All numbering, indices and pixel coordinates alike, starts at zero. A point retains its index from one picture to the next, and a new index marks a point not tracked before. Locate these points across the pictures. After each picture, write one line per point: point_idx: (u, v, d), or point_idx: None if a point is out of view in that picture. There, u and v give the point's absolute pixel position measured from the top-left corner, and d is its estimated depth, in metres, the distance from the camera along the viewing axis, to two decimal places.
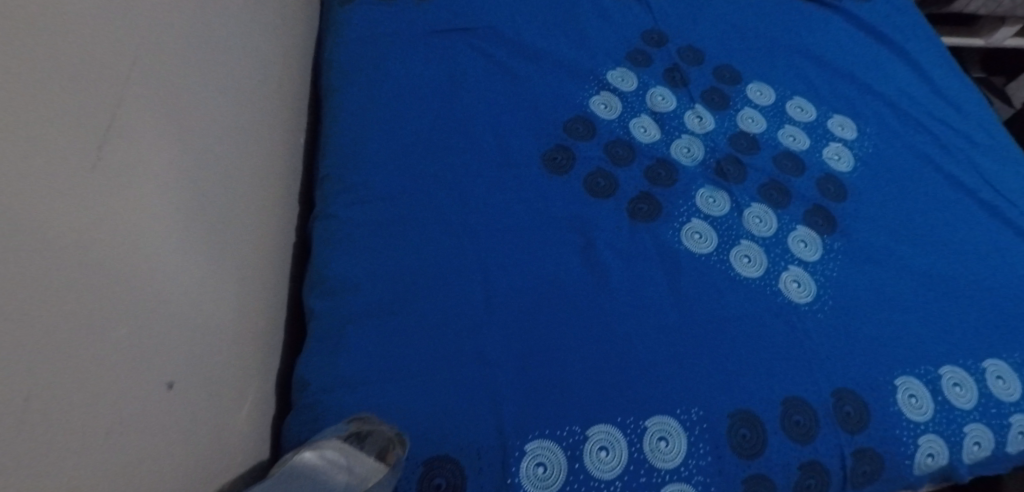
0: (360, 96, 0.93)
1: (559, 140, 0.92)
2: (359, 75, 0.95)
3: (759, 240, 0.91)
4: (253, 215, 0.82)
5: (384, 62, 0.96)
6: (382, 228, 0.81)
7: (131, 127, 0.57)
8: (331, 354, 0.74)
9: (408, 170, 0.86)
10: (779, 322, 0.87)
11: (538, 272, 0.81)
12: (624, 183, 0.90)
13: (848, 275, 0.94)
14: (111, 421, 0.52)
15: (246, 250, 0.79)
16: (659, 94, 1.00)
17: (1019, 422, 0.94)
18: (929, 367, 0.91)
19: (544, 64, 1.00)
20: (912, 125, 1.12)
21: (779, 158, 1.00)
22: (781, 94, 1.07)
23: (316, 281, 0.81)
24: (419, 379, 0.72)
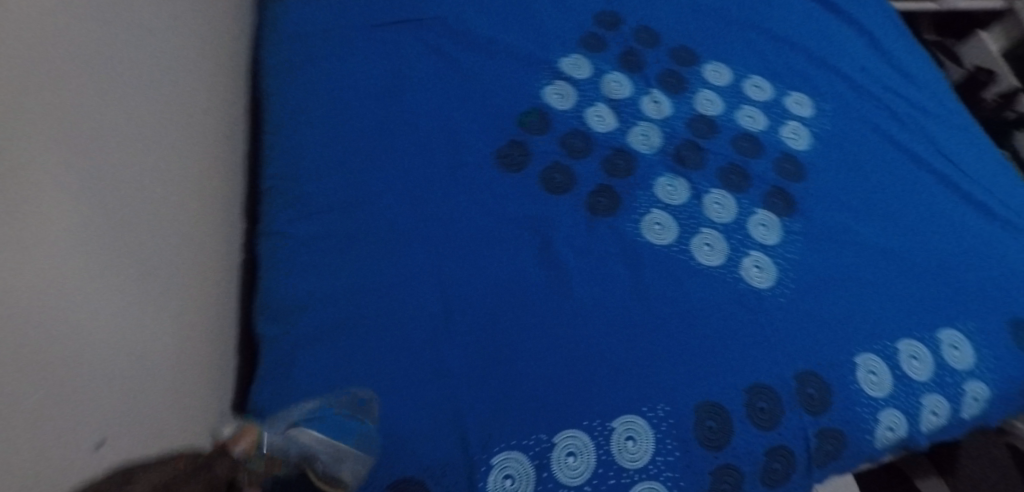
0: (299, 109, 0.90)
1: (513, 135, 0.90)
2: (299, 86, 0.93)
3: (720, 227, 0.91)
4: (188, 241, 0.80)
5: (327, 65, 0.94)
6: (328, 247, 0.79)
7: (36, 169, 0.56)
8: (284, 378, 0.73)
9: (351, 179, 0.83)
10: (742, 309, 0.87)
11: (495, 277, 0.79)
12: (582, 176, 0.89)
13: (806, 257, 0.94)
14: (41, 469, 0.53)
15: (181, 281, 0.77)
16: (614, 80, 0.98)
17: (974, 389, 0.96)
18: (887, 343, 0.92)
19: (494, 54, 0.97)
20: (867, 99, 1.12)
21: (739, 141, 0.99)
22: (738, 73, 1.06)
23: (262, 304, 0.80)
24: (376, 399, 0.71)
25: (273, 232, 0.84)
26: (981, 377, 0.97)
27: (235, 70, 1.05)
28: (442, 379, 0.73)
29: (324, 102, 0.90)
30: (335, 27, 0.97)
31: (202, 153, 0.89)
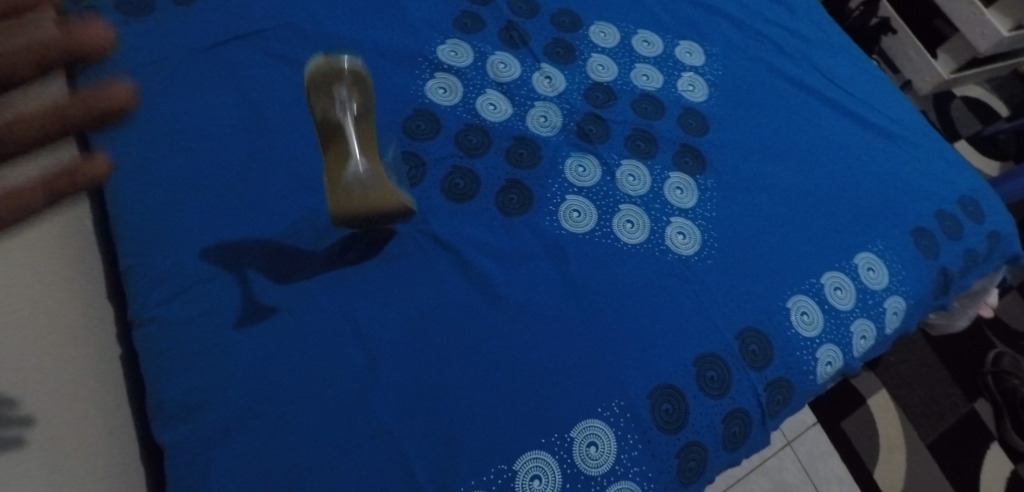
0: (145, 164, 0.80)
1: (402, 145, 0.85)
2: (142, 129, 0.81)
3: (638, 200, 0.88)
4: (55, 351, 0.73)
5: (178, 96, 0.83)
6: (217, 325, 0.73)
7: None
8: (199, 482, 0.68)
9: (231, 242, 0.77)
10: (675, 281, 0.85)
11: (412, 308, 0.77)
12: (485, 176, 0.85)
13: (725, 213, 0.91)
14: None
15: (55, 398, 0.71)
16: (500, 61, 0.94)
17: (894, 305, 0.93)
18: (811, 279, 0.90)
19: (363, 57, 0.90)
20: (750, 36, 1.09)
21: (639, 104, 0.96)
22: (624, 31, 1.02)
23: (153, 405, 0.72)
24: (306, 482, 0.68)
25: (144, 318, 0.74)
26: (900, 291, 0.94)
27: None
28: (381, 435, 0.71)
29: (180, 147, 0.81)
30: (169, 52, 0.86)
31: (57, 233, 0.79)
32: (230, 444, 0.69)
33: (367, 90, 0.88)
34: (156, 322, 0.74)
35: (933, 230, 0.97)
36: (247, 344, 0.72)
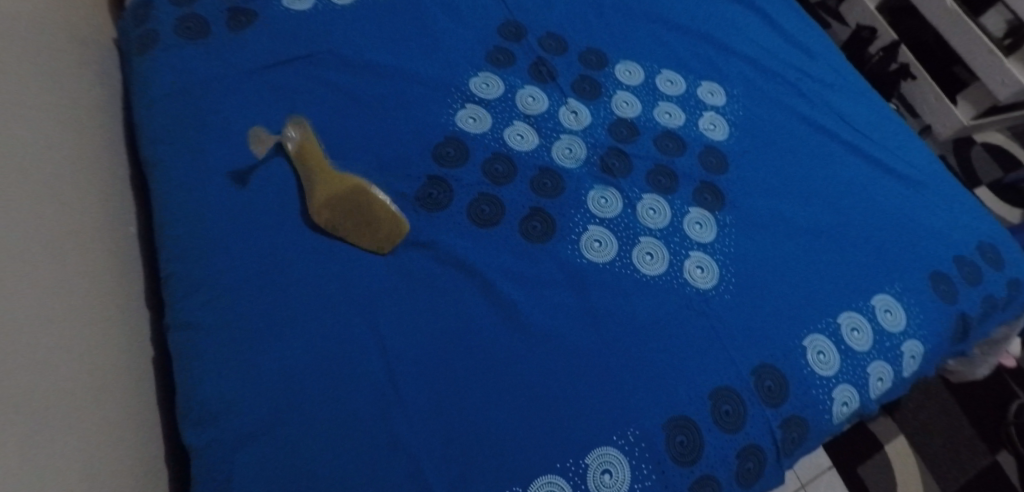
0: (192, 178, 0.85)
1: (432, 171, 0.89)
2: (190, 148, 0.87)
3: (658, 233, 0.90)
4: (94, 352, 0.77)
5: (228, 116, 0.89)
6: (250, 335, 0.76)
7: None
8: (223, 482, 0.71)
9: (266, 256, 0.80)
10: (693, 314, 0.86)
11: (435, 329, 0.79)
12: (510, 204, 0.88)
13: (744, 249, 0.92)
14: None
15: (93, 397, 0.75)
16: (529, 94, 0.98)
17: (912, 349, 0.93)
18: (828, 319, 0.90)
19: (400, 86, 0.95)
20: (771, 79, 1.11)
21: (661, 141, 0.99)
22: (648, 71, 1.06)
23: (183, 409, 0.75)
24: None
25: (182, 323, 0.78)
26: (917, 336, 0.93)
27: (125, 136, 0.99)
28: (399, 449, 0.72)
29: (223, 166, 0.86)
30: (217, 77, 0.92)
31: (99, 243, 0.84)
32: (254, 451, 0.72)
33: (399, 119, 0.92)
34: (193, 327, 0.78)
35: (951, 275, 0.97)
36: (277, 352, 0.75)
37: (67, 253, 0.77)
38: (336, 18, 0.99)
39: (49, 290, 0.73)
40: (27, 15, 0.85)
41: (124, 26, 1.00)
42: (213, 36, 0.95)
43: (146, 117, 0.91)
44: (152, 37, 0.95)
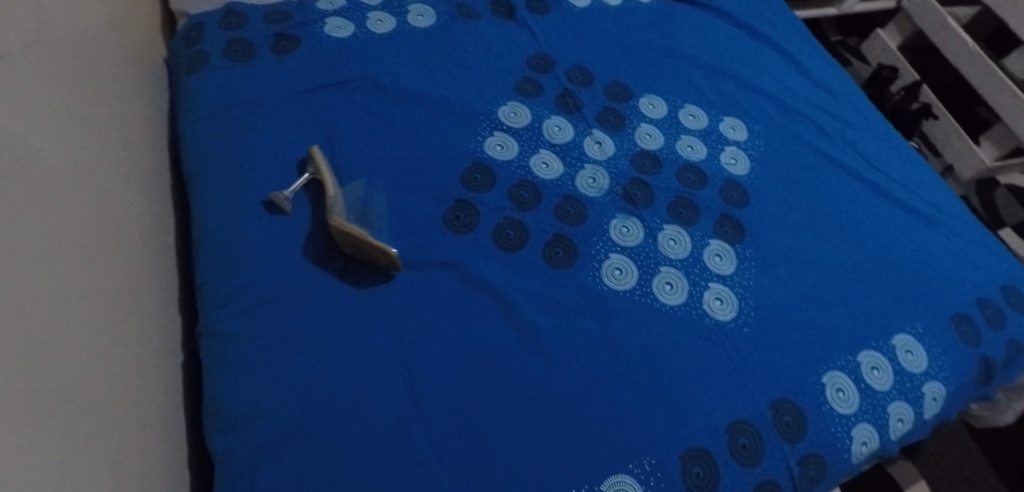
0: (229, 195, 0.88)
1: (459, 194, 0.92)
2: (228, 166, 0.90)
3: (678, 264, 0.91)
4: (122, 358, 0.80)
5: (266, 136, 0.92)
6: (277, 347, 0.79)
7: (15, 198, 0.69)
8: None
9: (301, 272, 0.84)
10: (712, 345, 0.86)
11: (456, 348, 0.81)
12: (534, 229, 0.90)
13: (764, 283, 0.92)
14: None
15: (121, 401, 0.77)
16: (555, 124, 1.01)
17: (933, 390, 0.91)
18: (848, 357, 0.89)
19: (431, 113, 0.98)
20: (793, 116, 1.12)
21: (683, 173, 1.00)
22: (672, 104, 1.08)
23: (210, 416, 0.78)
24: None
25: (213, 332, 0.81)
26: (938, 377, 0.92)
27: (164, 153, 1.03)
28: (418, 466, 0.73)
29: (259, 184, 0.89)
30: (255, 99, 0.95)
31: (131, 256, 0.87)
32: (275, 461, 0.73)
33: (428, 144, 0.95)
34: (223, 336, 0.80)
35: (974, 316, 0.96)
36: (304, 363, 0.78)
37: (100, 264, 0.80)
38: (371, 46, 1.02)
39: (83, 298, 0.75)
40: (80, 36, 0.89)
41: (174, 48, 1.04)
42: (257, 60, 0.99)
43: (195, 132, 0.94)
44: (202, 58, 0.99)
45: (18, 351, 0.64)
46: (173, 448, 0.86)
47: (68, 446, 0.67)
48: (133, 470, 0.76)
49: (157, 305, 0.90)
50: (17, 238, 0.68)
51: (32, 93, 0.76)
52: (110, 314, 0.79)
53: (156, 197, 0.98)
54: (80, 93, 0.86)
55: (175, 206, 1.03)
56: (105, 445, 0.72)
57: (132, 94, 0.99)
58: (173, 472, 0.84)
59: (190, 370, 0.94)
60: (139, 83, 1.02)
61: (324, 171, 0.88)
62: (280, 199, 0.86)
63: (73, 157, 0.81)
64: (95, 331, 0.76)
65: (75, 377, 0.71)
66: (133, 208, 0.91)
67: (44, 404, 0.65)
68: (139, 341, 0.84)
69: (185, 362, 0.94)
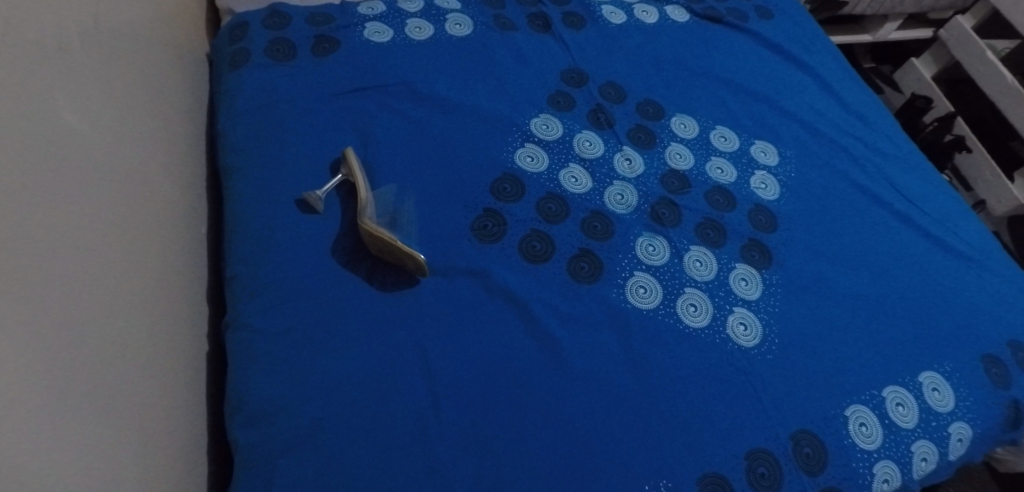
0: (260, 191, 0.89)
1: (488, 203, 0.92)
2: (261, 163, 0.91)
3: (703, 286, 0.90)
4: (150, 347, 0.80)
5: (300, 134, 0.93)
6: (300, 345, 0.79)
7: (49, 185, 0.70)
8: (263, 487, 0.73)
9: (327, 272, 0.84)
10: (733, 370, 0.85)
11: (478, 355, 0.81)
12: (560, 242, 0.90)
13: (789, 310, 0.91)
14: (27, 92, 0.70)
15: (147, 389, 0.78)
16: (586, 139, 1.00)
17: (959, 431, 0.89)
18: (873, 391, 0.87)
19: (463, 121, 0.98)
20: (826, 143, 1.11)
21: (712, 195, 0.99)
22: (704, 125, 1.07)
23: (233, 406, 0.78)
24: None
25: (241, 323, 0.82)
26: (966, 418, 0.90)
27: (200, 145, 1.05)
28: (435, 473, 0.74)
29: (291, 182, 0.90)
30: (291, 98, 0.96)
31: (164, 246, 0.88)
32: (294, 458, 0.73)
33: (459, 151, 0.95)
34: (251, 329, 0.81)
35: (1004, 358, 0.94)
36: (329, 360, 0.78)
37: (133, 255, 0.81)
38: (408, 51, 1.03)
39: (112, 289, 0.76)
40: (125, 28, 0.91)
41: (218, 44, 1.05)
42: (295, 60, 1.00)
43: (233, 129, 0.95)
44: (243, 56, 1.00)
45: (41, 339, 0.65)
46: (195, 437, 0.86)
47: (89, 434, 0.68)
48: (155, 460, 0.77)
49: (188, 296, 0.91)
50: (42, 226, 0.68)
51: (71, 83, 0.77)
52: (141, 305, 0.80)
53: (191, 188, 0.99)
54: (123, 85, 0.87)
55: (209, 197, 1.04)
56: (127, 431, 0.73)
57: (173, 86, 1.00)
58: (194, 462, 0.85)
59: (216, 361, 0.95)
60: (180, 74, 1.04)
61: (357, 174, 0.89)
62: (313, 198, 0.87)
63: (113, 146, 0.82)
64: (122, 323, 0.76)
65: (98, 368, 0.71)
66: (168, 198, 0.92)
67: (65, 395, 0.66)
68: (167, 329, 0.85)
69: (210, 351, 0.94)
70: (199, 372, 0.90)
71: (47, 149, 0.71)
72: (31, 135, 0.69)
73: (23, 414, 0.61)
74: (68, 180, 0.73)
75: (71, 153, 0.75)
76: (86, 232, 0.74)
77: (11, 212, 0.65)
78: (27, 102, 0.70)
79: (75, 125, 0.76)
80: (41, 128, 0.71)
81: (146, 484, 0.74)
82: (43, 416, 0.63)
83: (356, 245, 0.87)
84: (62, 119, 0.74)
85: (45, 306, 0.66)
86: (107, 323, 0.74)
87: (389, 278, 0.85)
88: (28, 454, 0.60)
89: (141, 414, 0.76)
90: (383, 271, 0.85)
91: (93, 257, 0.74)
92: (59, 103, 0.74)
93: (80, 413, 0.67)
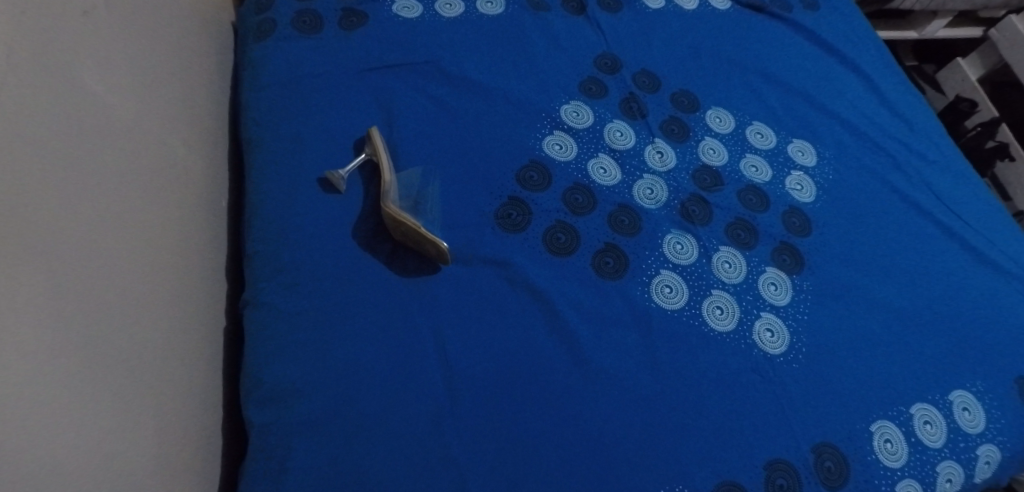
0: (283, 168, 0.87)
1: (514, 192, 0.89)
2: (285, 138, 0.89)
3: (731, 288, 0.87)
4: (167, 319, 0.79)
5: (324, 111, 0.91)
6: (318, 328, 0.77)
7: (70, 151, 0.69)
8: (277, 472, 0.71)
9: (348, 254, 0.82)
10: (757, 378, 0.83)
11: (497, 348, 0.79)
12: (586, 235, 0.88)
13: (819, 319, 0.88)
14: (47, 55, 0.68)
15: (163, 362, 0.77)
16: (617, 129, 0.97)
17: (987, 454, 0.87)
18: (900, 407, 0.85)
19: (492, 104, 0.95)
20: (867, 145, 1.07)
21: (745, 194, 0.96)
22: (740, 120, 1.03)
23: (249, 386, 0.77)
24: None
25: (260, 302, 0.80)
26: (995, 440, 0.87)
27: (222, 115, 1.02)
28: (449, 465, 0.72)
29: (313, 160, 0.87)
30: (317, 72, 0.93)
31: (184, 217, 0.87)
32: (307, 442, 0.72)
33: (488, 136, 0.92)
34: (270, 308, 0.79)
35: None
36: (347, 344, 0.77)
37: (151, 228, 0.79)
38: (438, 29, 1.00)
39: (130, 259, 0.75)
40: None
41: (244, 13, 1.03)
42: (323, 33, 0.97)
43: (257, 101, 0.93)
44: (269, 26, 0.98)
45: (49, 314, 0.63)
46: (210, 413, 0.85)
47: (103, 406, 0.67)
48: (170, 438, 0.76)
49: (207, 270, 0.90)
50: (52, 195, 0.66)
51: (93, 48, 0.75)
52: (158, 277, 0.79)
53: (213, 158, 0.97)
54: (146, 50, 0.85)
55: (231, 168, 1.02)
56: (141, 403, 0.72)
57: (196, 54, 0.98)
58: (207, 436, 0.84)
59: (234, 336, 0.93)
60: (203, 41, 1.01)
61: (381, 154, 0.86)
62: (336, 177, 0.85)
63: (135, 112, 0.80)
64: (139, 298, 0.75)
65: (114, 342, 0.70)
66: (189, 169, 0.90)
67: (75, 373, 0.64)
68: (185, 301, 0.84)
69: (228, 325, 0.93)
70: (216, 347, 0.89)
71: (60, 114, 0.68)
72: (51, 98, 0.68)
73: (29, 393, 0.59)
74: (89, 147, 0.72)
75: (93, 119, 0.73)
76: (107, 201, 0.73)
77: (31, 178, 0.63)
78: (43, 65, 0.67)
79: (96, 89, 0.74)
80: (61, 92, 0.69)
81: (160, 462, 0.73)
82: (51, 395, 0.61)
83: (377, 228, 0.85)
84: (78, 84, 0.72)
85: (63, 276, 0.65)
86: (123, 293, 0.73)
87: (410, 264, 0.83)
88: (32, 435, 0.59)
89: (156, 387, 0.75)
90: (404, 256, 0.83)
91: (112, 226, 0.73)
92: (75, 68, 0.72)
93: (94, 392, 0.66)
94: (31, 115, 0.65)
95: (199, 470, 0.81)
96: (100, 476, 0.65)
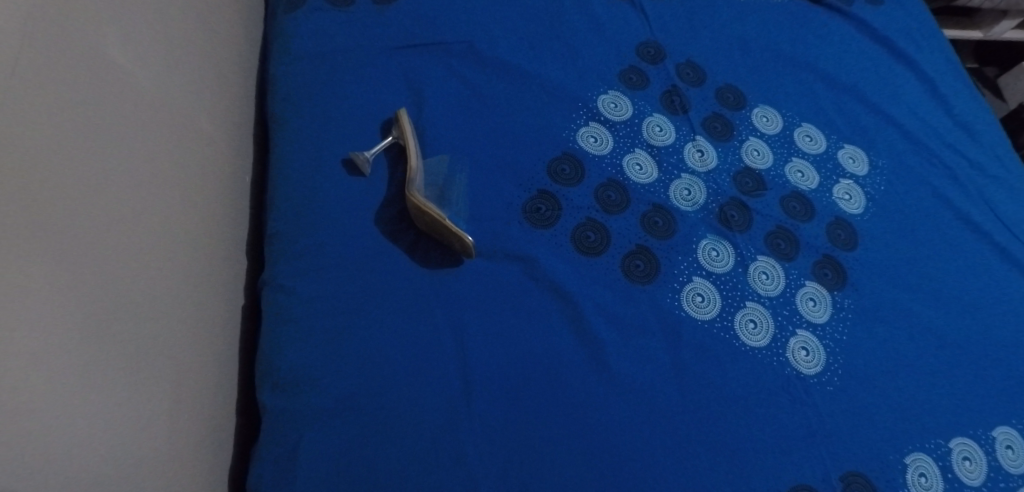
0: (307, 146, 0.84)
1: (544, 185, 0.85)
2: (310, 114, 0.85)
3: (766, 301, 0.83)
4: (182, 295, 0.77)
5: (352, 89, 0.87)
6: (334, 316, 0.75)
7: (89, 117, 0.66)
8: (287, 463, 0.69)
9: (369, 241, 0.79)
10: (788, 398, 0.78)
11: (518, 349, 0.76)
12: (617, 235, 0.84)
13: (858, 340, 0.84)
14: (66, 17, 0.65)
15: (177, 339, 0.75)
16: (656, 123, 0.92)
17: None
18: (938, 440, 0.80)
19: (526, 91, 0.91)
20: (922, 154, 1.01)
21: (788, 201, 0.91)
22: (788, 120, 0.98)
23: (262, 370, 0.75)
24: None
25: (276, 285, 0.78)
26: None
27: (248, 84, 0.99)
28: (460, 469, 0.69)
29: (338, 140, 0.84)
30: (346, 47, 0.90)
31: (204, 190, 0.84)
32: (314, 432, 0.70)
33: (520, 125, 0.88)
34: (286, 293, 0.76)
35: None
36: (362, 337, 0.74)
37: (171, 202, 0.77)
38: (474, 7, 0.95)
39: (148, 233, 0.72)
40: None
41: None
42: (356, 6, 0.93)
43: (284, 75, 0.89)
44: None
45: (54, 291, 0.60)
46: (223, 392, 0.84)
47: (113, 384, 0.65)
48: (181, 419, 0.74)
49: (225, 245, 0.88)
50: (62, 165, 0.62)
51: (116, 12, 0.72)
52: (175, 251, 0.77)
53: (237, 129, 0.94)
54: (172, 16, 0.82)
55: (256, 142, 0.99)
56: (152, 381, 0.70)
57: (223, 21, 0.95)
58: (218, 415, 0.82)
59: (251, 315, 0.91)
60: (230, 7, 0.98)
61: (409, 138, 0.83)
62: (360, 160, 0.81)
63: (159, 80, 0.78)
64: (156, 272, 0.73)
65: (123, 319, 0.67)
66: (211, 140, 0.87)
67: (81, 348, 0.62)
68: (202, 277, 0.81)
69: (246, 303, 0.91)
70: (232, 326, 0.87)
71: (73, 85, 0.65)
72: (70, 61, 0.65)
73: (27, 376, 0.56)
74: (109, 114, 0.69)
75: (114, 85, 0.70)
76: (126, 171, 0.70)
77: (46, 145, 0.61)
78: (61, 28, 0.64)
79: (118, 55, 0.72)
80: (80, 55, 0.66)
81: (171, 445, 0.72)
82: (54, 376, 0.59)
83: (399, 216, 0.81)
84: (98, 50, 0.69)
85: (76, 245, 0.63)
86: (140, 268, 0.71)
87: (431, 257, 0.79)
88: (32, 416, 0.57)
89: (169, 365, 0.73)
90: (426, 247, 0.80)
91: (132, 196, 0.71)
92: (96, 34, 0.69)
93: (100, 370, 0.63)
94: (49, 81, 0.62)
95: (208, 448, 0.79)
96: (107, 464, 0.63)
